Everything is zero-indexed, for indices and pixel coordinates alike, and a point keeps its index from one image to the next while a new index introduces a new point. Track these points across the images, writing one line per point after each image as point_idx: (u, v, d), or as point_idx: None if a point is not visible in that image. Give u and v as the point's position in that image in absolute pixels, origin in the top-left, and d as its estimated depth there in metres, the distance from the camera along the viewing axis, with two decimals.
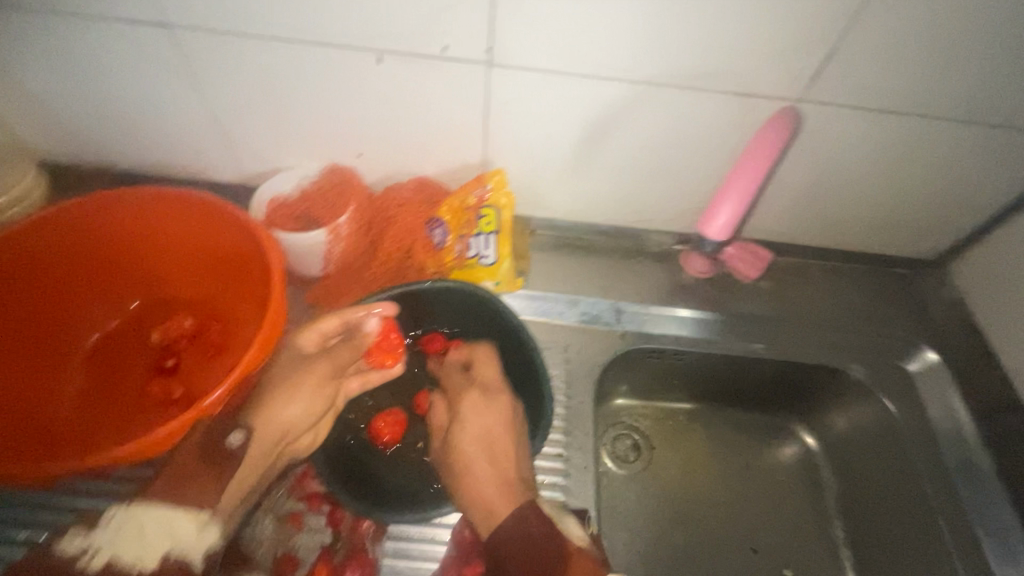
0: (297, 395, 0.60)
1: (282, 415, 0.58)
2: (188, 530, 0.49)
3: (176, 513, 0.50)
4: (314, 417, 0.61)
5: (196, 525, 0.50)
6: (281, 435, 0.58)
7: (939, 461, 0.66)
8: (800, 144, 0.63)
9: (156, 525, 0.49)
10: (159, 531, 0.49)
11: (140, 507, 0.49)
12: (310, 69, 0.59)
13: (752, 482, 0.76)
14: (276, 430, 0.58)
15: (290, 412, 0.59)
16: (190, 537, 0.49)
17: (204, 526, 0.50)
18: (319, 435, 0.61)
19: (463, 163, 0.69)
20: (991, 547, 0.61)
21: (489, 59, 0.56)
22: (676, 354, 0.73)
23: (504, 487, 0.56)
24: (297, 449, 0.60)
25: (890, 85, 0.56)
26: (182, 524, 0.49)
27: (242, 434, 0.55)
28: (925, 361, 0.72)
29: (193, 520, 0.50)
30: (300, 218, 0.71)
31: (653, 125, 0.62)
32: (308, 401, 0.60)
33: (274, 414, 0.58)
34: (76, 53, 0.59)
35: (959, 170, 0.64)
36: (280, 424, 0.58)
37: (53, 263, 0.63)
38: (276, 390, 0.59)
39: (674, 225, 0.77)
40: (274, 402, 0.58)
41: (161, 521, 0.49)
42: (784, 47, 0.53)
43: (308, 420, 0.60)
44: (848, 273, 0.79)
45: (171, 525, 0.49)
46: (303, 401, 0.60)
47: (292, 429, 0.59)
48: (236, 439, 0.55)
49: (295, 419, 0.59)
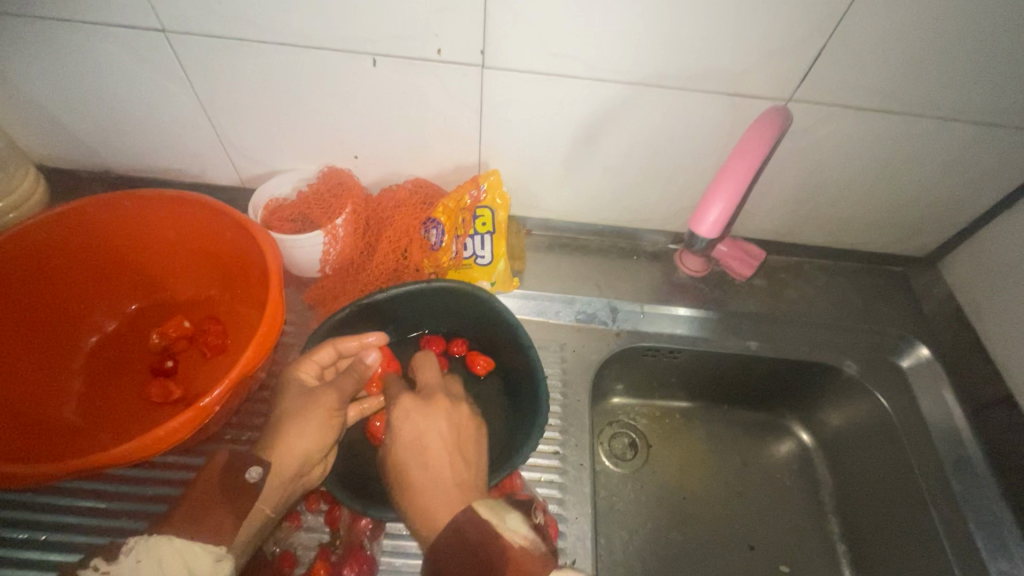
0: (309, 426, 0.55)
1: (295, 448, 0.54)
2: (203, 565, 0.47)
3: (191, 544, 0.48)
4: (326, 448, 0.57)
5: (211, 558, 0.48)
6: (295, 471, 0.54)
7: (932, 456, 0.66)
8: (790, 142, 0.63)
9: (173, 557, 0.47)
10: (175, 562, 0.47)
11: (159, 538, 0.47)
12: (303, 73, 0.59)
13: (748, 479, 0.77)
14: (292, 465, 0.53)
15: (304, 445, 0.54)
16: (206, 571, 0.47)
17: (219, 558, 0.48)
18: (330, 464, 0.58)
19: (458, 164, 0.70)
20: (984, 541, 0.61)
21: (481, 62, 0.57)
22: (671, 352, 0.74)
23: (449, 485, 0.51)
24: (308, 482, 0.56)
25: (876, 85, 0.57)
26: (198, 557, 0.47)
27: (260, 469, 0.52)
28: (917, 357, 0.73)
29: (208, 553, 0.48)
30: (296, 220, 0.71)
31: (643, 127, 0.63)
32: (320, 431, 0.55)
33: (286, 448, 0.54)
34: (73, 60, 0.59)
35: (945, 168, 0.65)
36: (296, 458, 0.54)
37: (53, 265, 0.63)
38: (284, 424, 0.55)
39: (669, 225, 0.77)
40: (286, 434, 0.54)
41: (177, 552, 0.47)
42: (770, 49, 0.54)
43: (321, 452, 0.56)
44: (841, 271, 0.80)
45: (186, 558, 0.47)
46: (316, 432, 0.55)
47: (306, 462, 0.55)
48: (254, 474, 0.52)
49: (310, 450, 0.55)
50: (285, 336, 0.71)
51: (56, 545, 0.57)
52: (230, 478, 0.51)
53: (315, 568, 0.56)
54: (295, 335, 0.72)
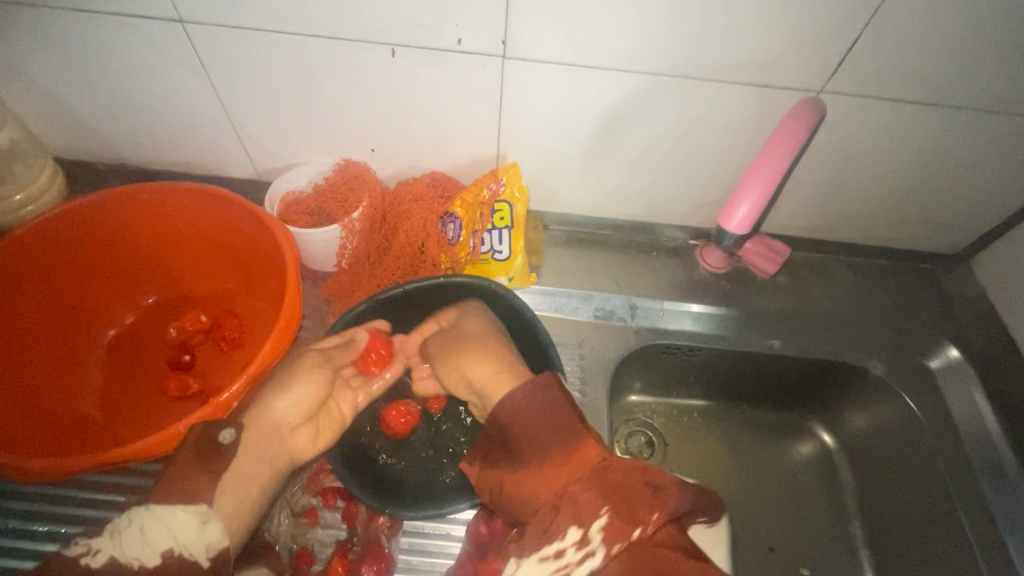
0: (291, 388, 0.55)
1: (273, 408, 0.53)
2: (188, 525, 0.48)
3: (172, 508, 0.47)
4: (307, 413, 0.55)
5: (197, 519, 0.48)
6: (273, 427, 0.53)
7: (960, 459, 0.65)
8: (819, 135, 0.62)
9: (153, 524, 0.47)
10: (157, 529, 0.47)
11: (138, 507, 0.47)
12: (321, 65, 0.59)
13: (768, 480, 0.75)
14: (265, 428, 0.53)
15: (280, 405, 0.54)
16: (192, 532, 0.47)
17: (205, 519, 0.48)
18: (316, 434, 0.56)
19: (476, 158, 0.69)
20: (1016, 547, 0.60)
21: (502, 53, 0.56)
22: (690, 350, 0.72)
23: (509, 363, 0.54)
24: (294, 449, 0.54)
25: (912, 75, 0.54)
26: (180, 519, 0.47)
27: (232, 431, 0.52)
28: (946, 358, 0.71)
29: (191, 514, 0.48)
30: (312, 214, 0.71)
31: (667, 119, 0.61)
32: (300, 394, 0.55)
33: (262, 410, 0.53)
34: (90, 49, 0.59)
35: (980, 163, 0.62)
36: (273, 416, 0.53)
37: (71, 258, 0.63)
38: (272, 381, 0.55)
39: (690, 220, 0.76)
40: (266, 397, 0.54)
41: (158, 518, 0.47)
42: (803, 37, 0.52)
43: (302, 413, 0.55)
44: (868, 268, 0.78)
45: (167, 522, 0.47)
46: (296, 394, 0.55)
47: (285, 422, 0.54)
48: (226, 436, 0.51)
49: (290, 412, 0.54)
50: (301, 331, 0.71)
51: (73, 538, 0.56)
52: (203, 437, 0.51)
53: (332, 566, 0.56)
54: (311, 330, 0.71)
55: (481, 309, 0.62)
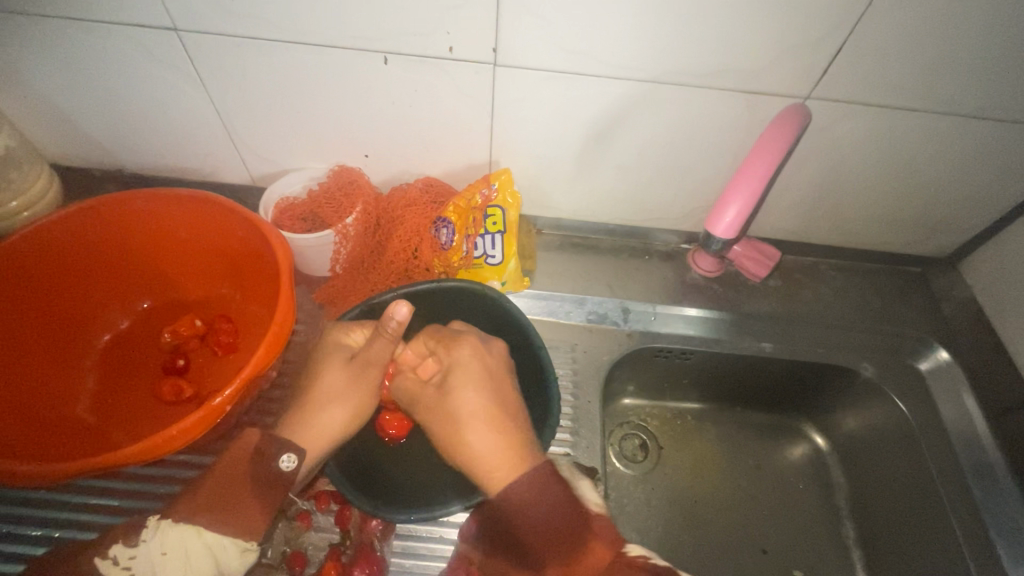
0: (342, 401, 0.56)
1: (325, 422, 0.55)
2: (230, 554, 0.48)
3: (221, 537, 0.48)
4: (354, 424, 0.57)
5: (239, 548, 0.48)
6: (324, 443, 0.55)
7: (949, 458, 0.65)
8: (807, 142, 0.62)
9: (201, 548, 0.47)
10: (203, 555, 0.47)
11: (189, 528, 0.47)
12: (313, 73, 0.59)
13: (760, 481, 0.76)
14: (324, 438, 0.55)
15: (330, 418, 0.55)
16: (234, 561, 0.48)
17: (245, 548, 0.49)
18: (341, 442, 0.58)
19: (469, 163, 0.69)
20: (1004, 547, 0.60)
21: (493, 60, 0.56)
22: (683, 354, 0.73)
23: (509, 441, 0.51)
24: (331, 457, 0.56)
25: (896, 82, 0.55)
26: (226, 547, 0.48)
27: (295, 456, 0.52)
28: (936, 360, 0.72)
29: (235, 543, 0.48)
30: (306, 220, 0.71)
31: (656, 126, 0.62)
32: (351, 406, 0.56)
33: (315, 427, 0.54)
34: (83, 57, 0.59)
35: (966, 167, 0.63)
36: (321, 431, 0.55)
37: (62, 262, 0.63)
38: (318, 395, 0.56)
39: (681, 225, 0.76)
40: (314, 412, 0.55)
41: (206, 545, 0.47)
42: (787, 46, 0.53)
43: (345, 429, 0.56)
44: (857, 271, 0.79)
45: (213, 549, 0.47)
46: (348, 407, 0.56)
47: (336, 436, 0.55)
48: (287, 461, 0.52)
49: (337, 425, 0.55)
50: (296, 336, 0.71)
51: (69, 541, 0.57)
52: (263, 466, 0.51)
53: (326, 569, 0.56)
54: (306, 334, 0.72)
55: (477, 357, 0.55)
